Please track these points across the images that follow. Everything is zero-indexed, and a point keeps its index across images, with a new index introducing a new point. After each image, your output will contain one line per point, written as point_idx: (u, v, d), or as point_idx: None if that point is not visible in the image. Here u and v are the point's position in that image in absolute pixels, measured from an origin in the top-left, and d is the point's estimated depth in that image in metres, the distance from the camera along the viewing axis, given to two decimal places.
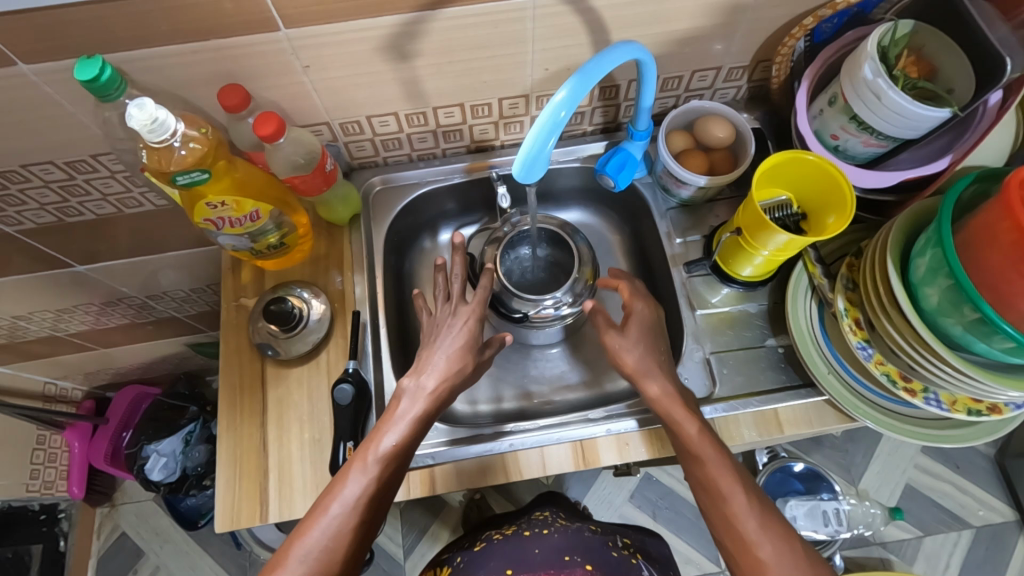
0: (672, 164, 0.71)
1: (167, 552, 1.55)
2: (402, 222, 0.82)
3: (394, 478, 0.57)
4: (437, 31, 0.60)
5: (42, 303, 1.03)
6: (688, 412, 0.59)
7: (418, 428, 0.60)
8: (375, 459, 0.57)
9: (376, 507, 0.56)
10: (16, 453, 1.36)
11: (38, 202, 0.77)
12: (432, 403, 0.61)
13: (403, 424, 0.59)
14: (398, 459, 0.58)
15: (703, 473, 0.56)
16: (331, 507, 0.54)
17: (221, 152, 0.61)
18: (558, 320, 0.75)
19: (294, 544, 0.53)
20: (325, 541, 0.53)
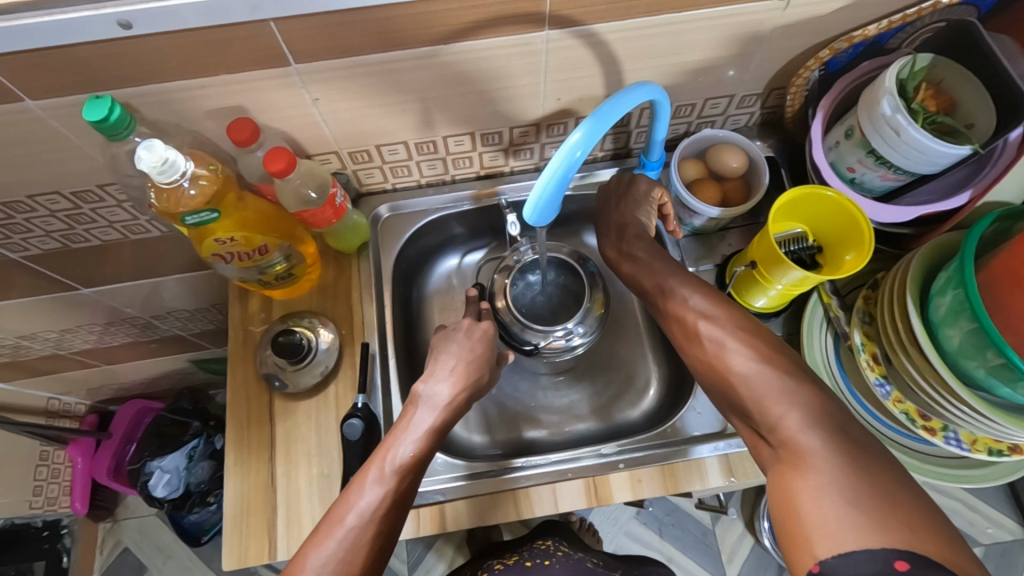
0: (685, 193, 0.70)
1: (169, 568, 1.54)
2: (410, 248, 0.81)
3: (412, 486, 0.57)
4: (450, 64, 0.59)
5: (46, 323, 1.03)
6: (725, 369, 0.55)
7: (434, 434, 0.60)
8: (391, 470, 0.57)
9: (398, 515, 0.56)
10: (18, 470, 1.35)
11: (43, 230, 0.76)
12: (446, 412, 0.62)
13: (421, 434, 0.59)
14: (416, 465, 0.58)
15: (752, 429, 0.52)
16: (347, 518, 0.54)
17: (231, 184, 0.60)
18: (569, 351, 0.74)
19: (311, 553, 0.52)
20: (341, 552, 0.52)
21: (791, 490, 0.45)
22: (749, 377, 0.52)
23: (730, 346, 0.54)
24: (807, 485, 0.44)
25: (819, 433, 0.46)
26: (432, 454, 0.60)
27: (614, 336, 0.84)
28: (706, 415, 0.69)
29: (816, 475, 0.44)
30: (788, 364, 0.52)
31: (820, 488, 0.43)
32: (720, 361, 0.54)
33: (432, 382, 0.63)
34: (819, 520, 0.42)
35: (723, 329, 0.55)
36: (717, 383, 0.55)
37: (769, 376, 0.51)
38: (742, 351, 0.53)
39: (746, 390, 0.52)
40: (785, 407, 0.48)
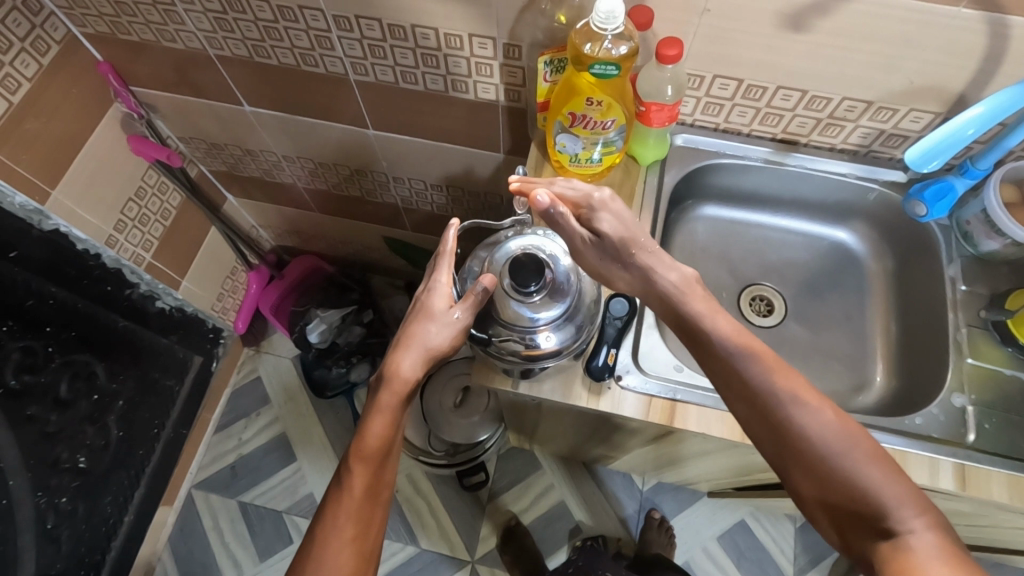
0: (998, 211, 0.71)
1: (288, 409, 1.68)
2: (687, 181, 0.86)
3: (377, 491, 0.59)
4: (847, 13, 0.63)
5: (319, 146, 1.18)
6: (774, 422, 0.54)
7: (382, 447, 0.60)
8: (396, 380, 0.61)
9: (368, 538, 0.57)
10: (217, 270, 1.54)
11: (394, 61, 0.88)
12: (393, 422, 0.61)
13: (367, 457, 0.60)
14: (374, 477, 0.60)
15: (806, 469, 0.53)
16: (373, 419, 0.61)
17: (631, 65, 0.67)
18: (538, 360, 0.67)
19: (337, 490, 0.59)
20: (378, 437, 0.60)
21: (877, 556, 0.48)
22: (818, 427, 0.52)
23: (790, 392, 0.53)
24: (894, 557, 0.47)
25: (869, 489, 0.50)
26: (394, 452, 0.61)
27: (843, 330, 0.85)
28: (947, 423, 0.68)
29: (914, 556, 0.47)
30: (829, 438, 0.51)
31: (912, 564, 0.46)
32: (770, 405, 0.54)
33: (372, 409, 0.61)
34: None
35: (780, 382, 0.54)
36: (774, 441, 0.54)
37: (830, 436, 0.52)
38: (802, 406, 0.53)
39: (814, 450, 0.52)
40: (871, 474, 0.50)
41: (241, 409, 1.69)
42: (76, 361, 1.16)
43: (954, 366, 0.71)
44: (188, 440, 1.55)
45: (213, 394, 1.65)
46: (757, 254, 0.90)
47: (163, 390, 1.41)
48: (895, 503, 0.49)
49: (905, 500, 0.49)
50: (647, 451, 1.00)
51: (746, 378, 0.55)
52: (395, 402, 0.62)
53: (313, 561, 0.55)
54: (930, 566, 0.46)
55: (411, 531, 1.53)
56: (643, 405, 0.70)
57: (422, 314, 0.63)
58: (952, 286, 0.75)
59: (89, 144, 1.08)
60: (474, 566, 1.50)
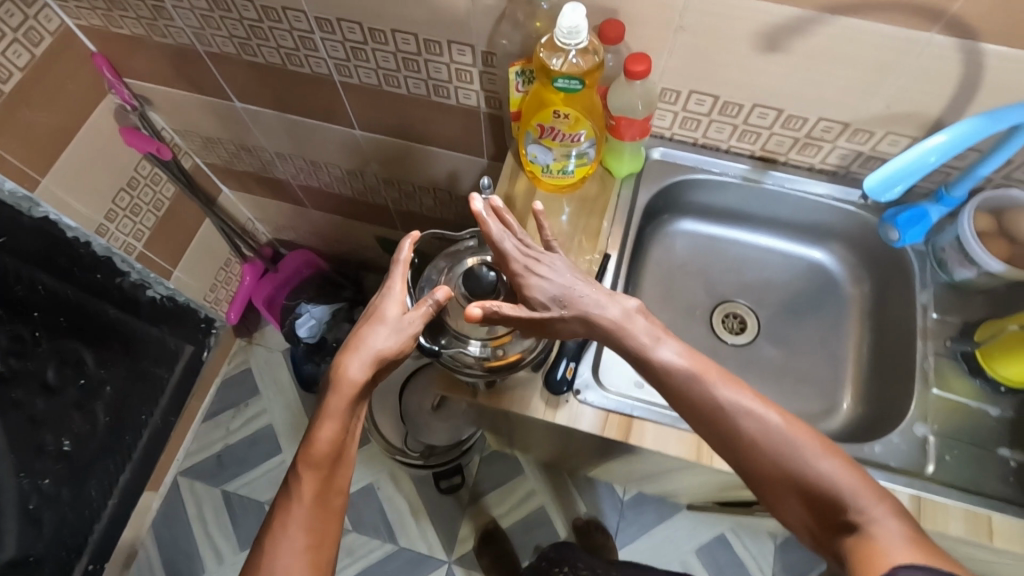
0: (971, 241, 0.70)
1: (276, 401, 1.70)
2: (663, 196, 0.85)
3: (326, 495, 0.61)
4: (819, 35, 0.62)
5: (309, 145, 1.19)
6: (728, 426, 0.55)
7: (331, 452, 0.61)
8: (344, 384, 0.61)
9: (320, 540, 0.59)
10: (210, 260, 1.56)
11: (376, 64, 0.88)
12: (342, 425, 0.62)
13: (316, 462, 0.60)
14: (324, 482, 0.61)
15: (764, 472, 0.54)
16: (323, 424, 0.61)
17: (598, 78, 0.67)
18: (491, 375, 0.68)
19: (287, 497, 0.60)
20: (327, 442, 0.61)
21: (847, 549, 0.49)
22: (765, 429, 0.54)
23: (734, 402, 0.56)
24: (859, 546, 0.48)
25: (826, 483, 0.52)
26: (345, 455, 0.63)
27: (814, 352, 0.84)
28: (907, 453, 0.68)
29: (878, 540, 0.48)
30: (778, 437, 0.54)
31: (878, 549, 0.47)
32: (718, 413, 0.56)
33: (321, 414, 0.62)
34: (874, 563, 0.47)
35: (723, 387, 0.56)
36: (730, 446, 0.56)
37: (780, 435, 0.54)
38: (748, 408, 0.55)
39: (764, 453, 0.54)
40: (825, 467, 0.52)
41: (230, 399, 1.70)
42: (64, 347, 1.16)
43: (919, 396, 0.70)
44: (176, 427, 1.57)
45: (203, 383, 1.67)
46: (734, 270, 0.89)
47: (153, 378, 1.42)
48: (851, 494, 0.51)
49: (859, 490, 0.51)
50: (618, 463, 1.01)
51: (693, 392, 0.57)
52: (344, 405, 0.62)
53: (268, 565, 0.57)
54: (891, 544, 0.47)
55: (390, 529, 1.54)
56: (600, 419, 0.69)
57: (373, 318, 0.63)
58: (923, 313, 0.74)
59: (81, 133, 1.09)
60: (450, 567, 1.50)
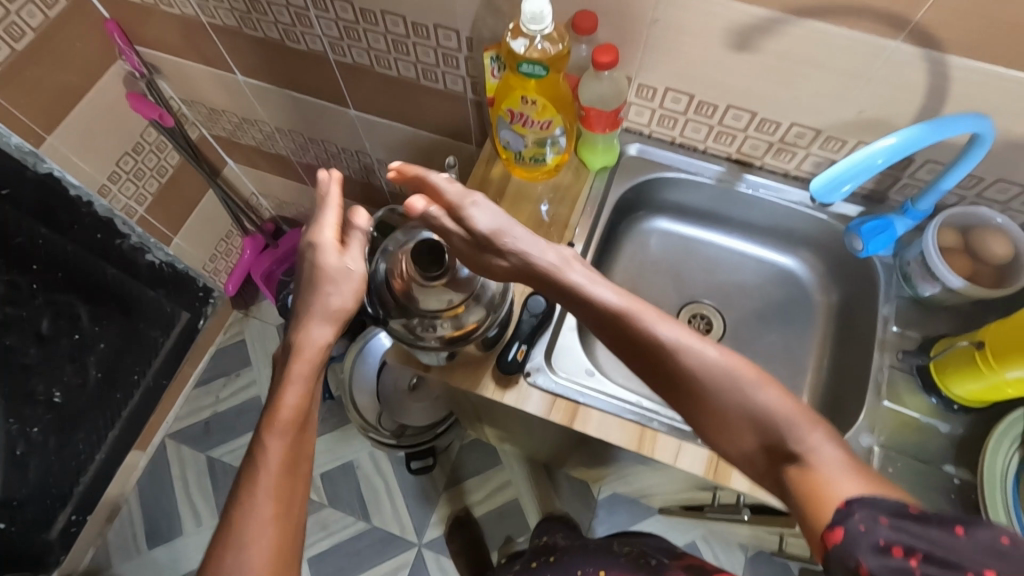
0: (934, 255, 0.69)
1: (266, 373, 1.73)
2: (637, 192, 0.86)
3: (295, 461, 0.58)
4: (786, 38, 0.63)
5: (307, 122, 1.22)
6: (668, 363, 0.52)
7: (298, 417, 0.58)
8: (307, 349, 0.61)
9: (291, 504, 0.55)
10: (211, 231, 1.61)
11: (368, 45, 0.91)
12: (306, 390, 0.60)
13: (282, 426, 0.57)
14: (294, 449, 0.58)
15: (708, 409, 0.51)
16: (289, 393, 0.59)
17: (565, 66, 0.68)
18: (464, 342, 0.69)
19: (247, 474, 0.55)
20: (295, 407, 0.59)
21: (792, 482, 0.47)
22: (702, 364, 0.51)
23: (670, 336, 0.52)
24: (805, 480, 0.46)
25: (769, 410, 0.49)
26: (311, 422, 0.60)
27: (777, 357, 0.84)
28: None
29: (821, 471, 0.46)
30: (716, 369, 0.51)
31: (821, 488, 0.45)
32: (657, 353, 0.52)
33: (285, 380, 0.60)
34: (823, 498, 0.44)
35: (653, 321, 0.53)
36: (674, 389, 0.53)
37: (720, 366, 0.51)
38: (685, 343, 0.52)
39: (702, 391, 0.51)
40: (763, 398, 0.49)
41: (222, 368, 1.74)
42: (60, 301, 1.22)
43: (870, 406, 0.70)
44: (167, 391, 1.62)
45: (197, 350, 1.71)
46: (704, 271, 0.90)
47: (147, 340, 1.48)
48: (789, 423, 0.48)
49: (798, 418, 0.48)
50: (582, 457, 1.01)
51: (626, 329, 0.54)
52: (307, 369, 0.60)
53: (238, 532, 0.52)
54: (837, 475, 0.45)
55: (366, 507, 1.56)
56: (547, 403, 0.71)
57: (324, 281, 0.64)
58: (883, 326, 0.74)
59: (89, 96, 1.14)
60: (421, 549, 1.52)
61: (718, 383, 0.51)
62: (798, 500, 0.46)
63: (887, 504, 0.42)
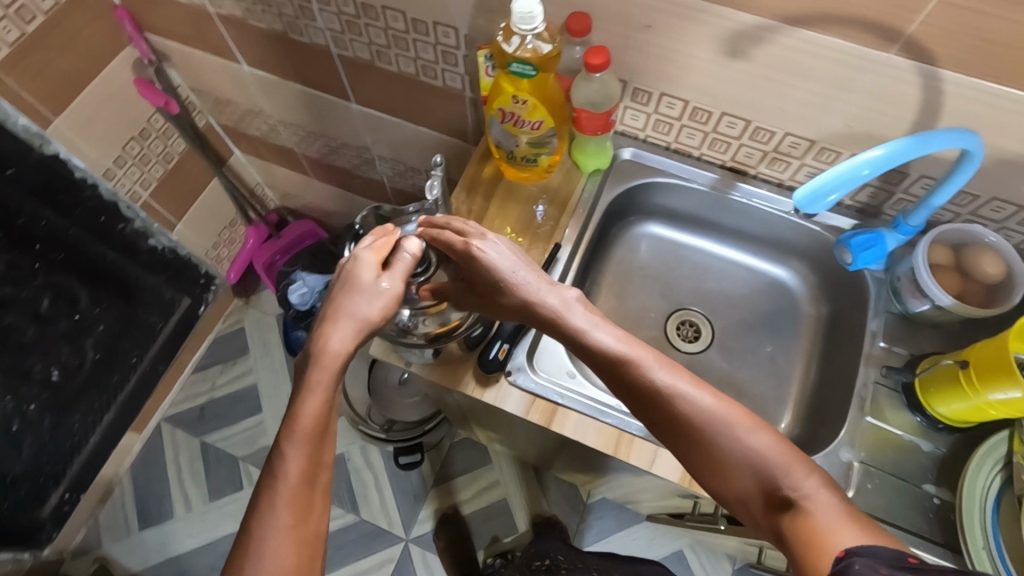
0: (923, 272, 0.68)
1: (263, 362, 1.75)
2: (630, 196, 0.86)
3: (315, 470, 0.56)
4: (779, 46, 0.63)
5: (311, 115, 1.23)
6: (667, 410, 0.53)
7: (319, 425, 0.57)
8: (324, 356, 0.59)
9: (309, 516, 0.54)
10: (215, 219, 1.62)
11: (369, 40, 0.91)
12: (326, 400, 0.58)
13: (302, 436, 0.56)
14: (314, 460, 0.56)
15: (705, 454, 0.52)
16: (309, 402, 0.57)
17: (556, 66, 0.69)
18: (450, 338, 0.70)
19: (268, 491, 0.54)
20: (316, 416, 0.57)
21: (787, 530, 0.47)
22: (698, 410, 0.53)
23: (669, 383, 0.54)
24: (799, 527, 0.46)
25: (763, 454, 0.50)
26: (332, 429, 0.58)
27: (763, 368, 0.83)
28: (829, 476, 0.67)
29: (815, 517, 0.46)
30: (710, 413, 0.52)
31: (817, 535, 0.45)
32: (656, 399, 0.54)
33: (305, 389, 0.58)
34: (820, 548, 0.45)
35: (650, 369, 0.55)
36: (669, 434, 0.54)
37: (716, 412, 0.52)
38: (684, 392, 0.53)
39: (699, 434, 0.52)
40: (757, 445, 0.50)
41: (220, 355, 1.76)
42: (60, 282, 1.24)
43: (852, 421, 0.69)
44: (164, 375, 1.64)
45: (197, 336, 1.73)
46: (694, 279, 0.90)
47: (147, 324, 1.50)
48: (785, 470, 0.49)
49: (791, 464, 0.49)
50: (566, 459, 1.01)
51: (624, 374, 0.55)
52: (327, 377, 0.59)
53: (254, 551, 0.51)
54: (831, 523, 0.45)
55: (354, 500, 1.57)
56: (525, 403, 0.71)
57: (351, 288, 0.63)
58: (871, 340, 0.73)
59: (97, 80, 1.16)
60: (407, 544, 1.52)
61: (718, 429, 0.52)
62: (793, 547, 0.47)
63: (885, 554, 0.42)
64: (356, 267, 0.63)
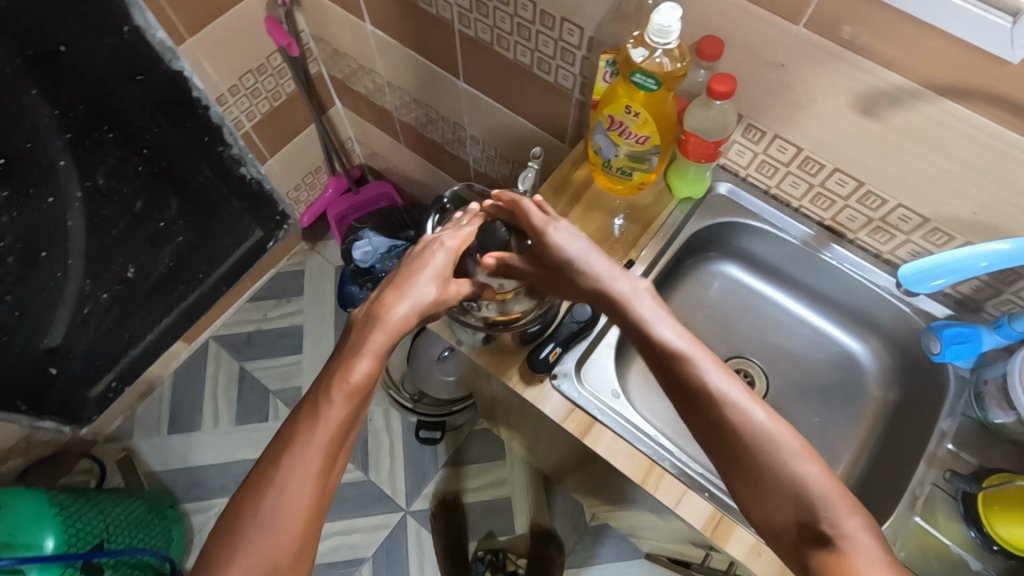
0: (1018, 385, 0.63)
1: (314, 307, 1.81)
2: (714, 231, 0.83)
3: (349, 428, 0.59)
4: (916, 113, 0.60)
5: (417, 83, 1.26)
6: (715, 415, 0.53)
7: (365, 384, 0.60)
8: (384, 322, 0.65)
9: (332, 467, 0.57)
10: (303, 162, 1.69)
11: (494, 23, 0.93)
12: (376, 363, 0.62)
13: (350, 390, 0.59)
14: (349, 418, 0.59)
15: (744, 466, 0.52)
16: (360, 360, 0.61)
17: (678, 85, 0.68)
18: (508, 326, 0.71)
19: (304, 424, 0.58)
20: (363, 374, 0.61)
21: (818, 564, 0.47)
22: (747, 422, 0.53)
23: (723, 389, 0.54)
24: (832, 565, 0.46)
25: (807, 481, 0.50)
26: (371, 395, 0.62)
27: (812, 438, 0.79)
28: None
29: (850, 556, 0.46)
30: (759, 428, 0.52)
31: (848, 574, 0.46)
32: (706, 400, 0.54)
33: (359, 349, 0.62)
34: None
35: (706, 372, 0.55)
36: (712, 437, 0.53)
37: (771, 429, 0.52)
38: (738, 403, 0.53)
39: (743, 445, 0.52)
40: (804, 471, 0.50)
41: (277, 290, 1.84)
42: (154, 187, 1.31)
43: (898, 516, 0.66)
44: (223, 296, 1.72)
45: (261, 267, 1.81)
46: (760, 330, 0.86)
47: (218, 245, 1.57)
48: (826, 505, 0.49)
49: (835, 500, 0.49)
50: (582, 475, 1.00)
51: (682, 372, 0.56)
52: (383, 340, 0.63)
53: (276, 486, 0.54)
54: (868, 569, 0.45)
55: (366, 459, 1.60)
56: (563, 410, 0.70)
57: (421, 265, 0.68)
58: (938, 440, 0.69)
59: (234, 10, 1.22)
60: (405, 514, 1.55)
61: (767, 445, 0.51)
62: None
63: None
64: (436, 252, 0.69)
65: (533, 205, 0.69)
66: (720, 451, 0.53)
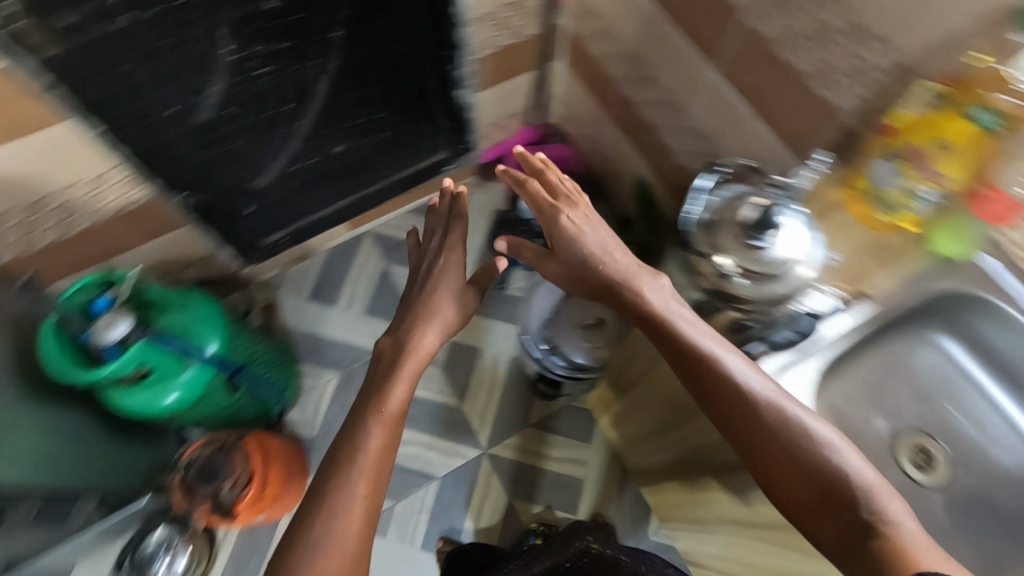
0: None
1: (464, 239, 1.90)
2: (954, 303, 0.89)
3: (384, 450, 0.89)
4: None
5: (660, 61, 1.26)
6: (784, 432, 0.74)
7: (399, 407, 0.93)
8: (408, 368, 0.98)
9: (375, 488, 0.86)
10: (508, 104, 1.76)
11: (796, 25, 0.93)
12: (407, 389, 0.96)
13: (385, 417, 0.91)
14: (386, 438, 0.89)
15: (809, 475, 0.72)
16: (391, 403, 0.92)
17: (1008, 138, 0.76)
18: (721, 272, 0.84)
19: (378, 441, 0.88)
20: (395, 407, 0.92)
21: (880, 552, 0.66)
22: (809, 439, 0.73)
23: (795, 414, 0.75)
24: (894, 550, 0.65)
25: (860, 480, 0.71)
26: (403, 417, 0.93)
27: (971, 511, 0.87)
28: None
29: (901, 535, 0.66)
30: (812, 438, 0.73)
31: (903, 548, 0.65)
32: (774, 426, 0.75)
33: (399, 378, 0.96)
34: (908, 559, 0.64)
35: (773, 403, 0.76)
36: (780, 454, 0.74)
37: (825, 438, 0.73)
38: (809, 424, 0.74)
39: (811, 460, 0.73)
40: (851, 474, 0.71)
41: (437, 211, 1.95)
42: (388, 82, 1.43)
43: None
44: (393, 198, 1.85)
45: (431, 186, 1.91)
46: (955, 409, 0.91)
47: (406, 150, 1.70)
48: (868, 500, 0.70)
49: (879, 494, 0.70)
50: (703, 481, 1.03)
51: (756, 408, 0.76)
52: (412, 373, 0.98)
53: (343, 495, 0.83)
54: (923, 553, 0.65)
55: (464, 390, 1.68)
56: (764, 396, 0.76)
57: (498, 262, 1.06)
58: None
59: None
60: (481, 455, 1.62)
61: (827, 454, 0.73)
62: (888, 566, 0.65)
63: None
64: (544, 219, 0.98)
65: (648, 286, 0.87)
66: (792, 466, 0.73)
